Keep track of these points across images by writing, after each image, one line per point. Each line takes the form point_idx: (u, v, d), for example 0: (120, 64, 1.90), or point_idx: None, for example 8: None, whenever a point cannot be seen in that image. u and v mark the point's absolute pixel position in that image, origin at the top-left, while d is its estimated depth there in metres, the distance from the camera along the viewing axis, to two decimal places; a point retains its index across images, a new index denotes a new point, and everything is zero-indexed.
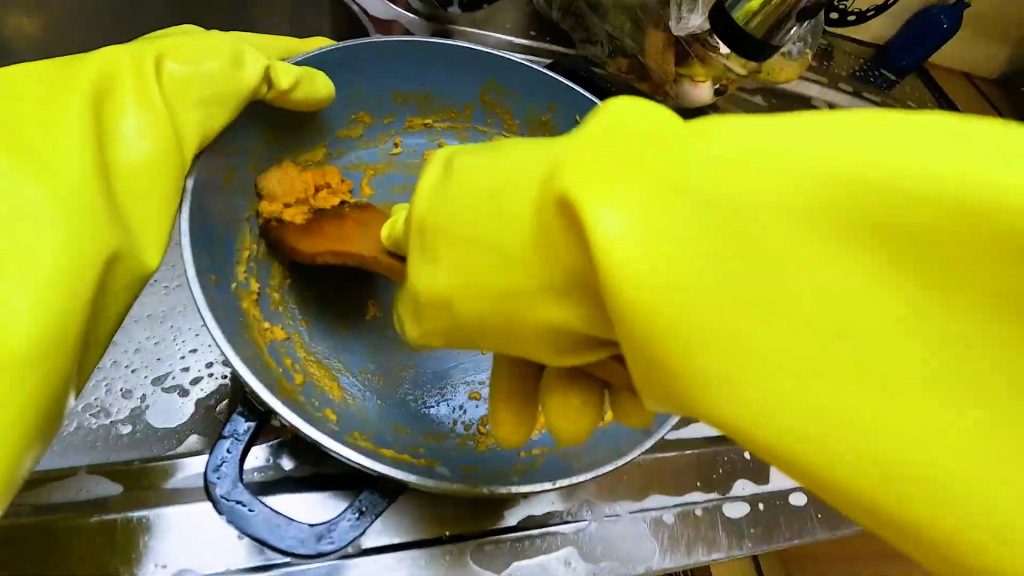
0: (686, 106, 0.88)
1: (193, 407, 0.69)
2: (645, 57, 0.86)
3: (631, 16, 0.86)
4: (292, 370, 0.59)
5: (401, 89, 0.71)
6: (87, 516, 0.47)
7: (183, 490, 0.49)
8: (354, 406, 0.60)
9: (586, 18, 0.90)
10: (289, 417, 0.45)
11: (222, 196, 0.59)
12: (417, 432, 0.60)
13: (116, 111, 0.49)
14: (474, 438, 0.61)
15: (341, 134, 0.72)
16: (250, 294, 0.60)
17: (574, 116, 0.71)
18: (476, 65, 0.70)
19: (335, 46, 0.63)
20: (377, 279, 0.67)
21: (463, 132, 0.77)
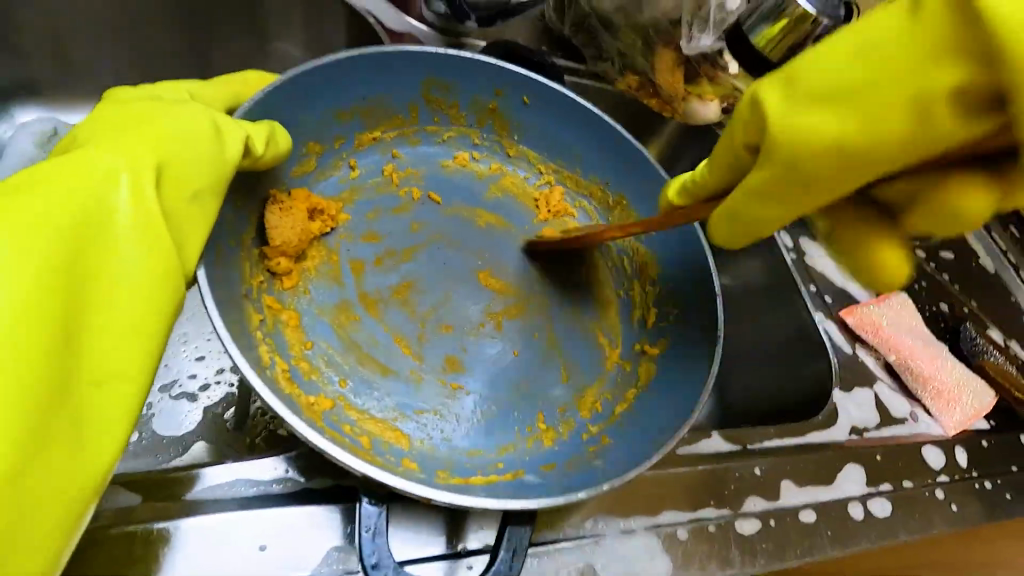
0: (694, 124, 0.90)
1: (202, 414, 0.69)
2: (655, 75, 0.88)
3: (641, 34, 0.87)
4: (349, 437, 0.55)
5: (347, 106, 0.66)
6: (106, 529, 0.44)
7: (200, 502, 0.47)
8: (427, 446, 0.58)
9: (597, 35, 0.91)
10: (380, 475, 0.44)
11: (219, 279, 0.52)
12: (489, 450, 0.60)
13: (106, 221, 0.40)
14: (539, 436, 0.62)
15: (297, 171, 0.67)
16: (283, 371, 0.57)
17: (523, 97, 0.71)
18: (412, 65, 0.67)
19: (289, 74, 0.58)
20: (392, 315, 0.64)
21: (414, 135, 0.74)
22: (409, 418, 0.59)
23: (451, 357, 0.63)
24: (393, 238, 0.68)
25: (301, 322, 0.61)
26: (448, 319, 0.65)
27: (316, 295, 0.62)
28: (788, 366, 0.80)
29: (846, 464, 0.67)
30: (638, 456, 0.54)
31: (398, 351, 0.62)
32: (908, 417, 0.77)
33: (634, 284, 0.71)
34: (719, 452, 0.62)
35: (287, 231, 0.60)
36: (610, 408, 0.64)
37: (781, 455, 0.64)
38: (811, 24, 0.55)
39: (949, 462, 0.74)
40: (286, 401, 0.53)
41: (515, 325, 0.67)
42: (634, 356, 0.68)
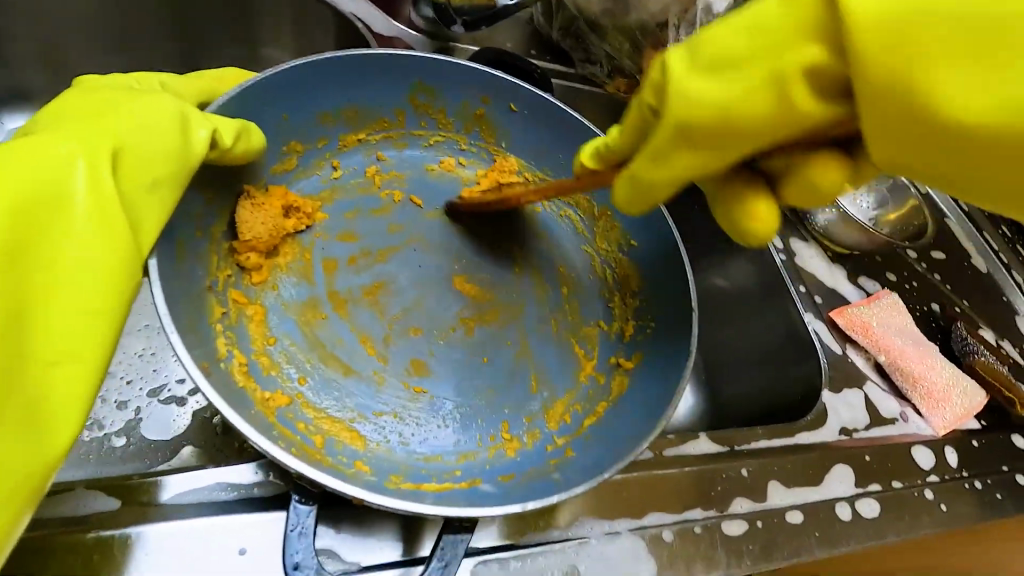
0: None
1: (190, 419, 0.69)
2: (643, 76, 0.89)
3: (628, 37, 0.88)
4: (299, 438, 0.54)
5: (330, 107, 0.67)
6: (84, 534, 0.44)
7: (177, 508, 0.47)
8: (383, 449, 0.58)
9: (584, 37, 0.91)
10: (323, 480, 0.43)
11: (181, 271, 0.53)
12: (448, 456, 0.59)
13: (54, 203, 0.40)
14: (502, 445, 0.61)
15: (277, 169, 0.67)
16: (240, 365, 0.56)
17: (509, 105, 0.72)
18: (398, 71, 0.68)
19: (264, 73, 0.58)
20: (360, 313, 0.64)
21: (400, 140, 0.75)
22: (367, 420, 0.59)
23: (416, 362, 0.63)
24: (370, 238, 0.69)
25: (267, 317, 0.61)
26: (418, 322, 0.65)
27: (285, 291, 0.63)
28: (777, 366, 0.80)
29: (835, 464, 0.67)
30: (596, 467, 0.52)
31: (363, 351, 0.62)
32: (898, 418, 0.77)
33: (614, 295, 0.71)
34: (706, 453, 0.62)
35: (256, 224, 0.61)
36: (578, 421, 0.63)
37: (769, 456, 0.64)
38: None
39: (939, 462, 0.74)
40: (238, 397, 0.54)
41: (488, 331, 0.67)
42: (609, 368, 0.67)
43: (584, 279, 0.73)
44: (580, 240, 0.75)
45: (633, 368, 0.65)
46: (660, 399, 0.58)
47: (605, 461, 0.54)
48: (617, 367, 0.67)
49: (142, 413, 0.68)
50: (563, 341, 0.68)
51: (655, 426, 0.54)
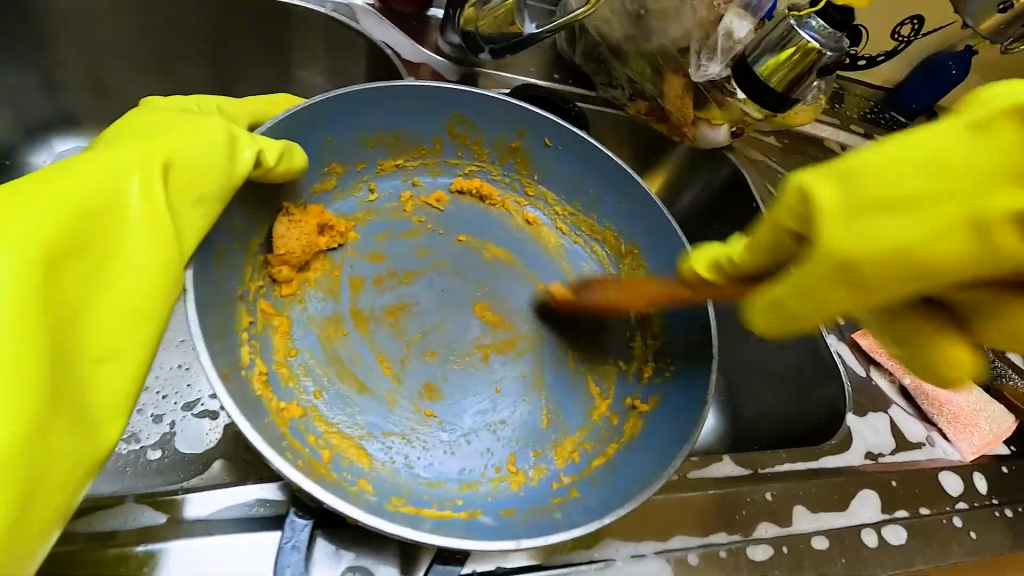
0: (704, 147, 0.93)
1: (222, 433, 0.71)
2: (664, 100, 0.90)
3: (651, 63, 0.89)
4: (300, 455, 0.54)
5: (371, 133, 0.70)
6: (133, 546, 0.46)
7: (217, 523, 0.49)
8: (388, 469, 0.57)
9: (607, 62, 0.93)
10: (333, 501, 0.43)
11: (216, 279, 0.55)
12: (451, 484, 0.58)
13: (111, 212, 0.42)
14: (506, 478, 0.60)
15: (316, 189, 0.69)
16: (259, 373, 0.57)
17: (545, 140, 0.73)
18: (440, 101, 0.70)
19: (312, 99, 0.60)
20: (379, 333, 0.64)
21: (436, 167, 0.77)
22: (375, 439, 0.59)
23: (429, 385, 0.63)
24: (397, 260, 0.70)
25: (291, 329, 0.62)
26: (435, 346, 0.65)
27: (310, 306, 0.64)
28: (800, 388, 0.80)
29: (860, 490, 0.67)
30: (604, 509, 0.51)
31: (379, 370, 0.62)
32: (924, 442, 0.76)
33: (636, 335, 0.71)
34: (730, 476, 0.62)
35: (290, 240, 0.63)
36: (586, 460, 0.62)
37: (793, 480, 0.64)
38: (815, 57, 0.56)
39: (967, 489, 0.73)
40: (253, 405, 0.54)
41: (504, 360, 0.66)
42: (623, 409, 0.66)
43: None
44: (605, 276, 0.76)
45: (647, 410, 0.64)
46: (684, 425, 0.58)
47: (610, 502, 0.53)
48: (632, 409, 0.66)
49: (176, 427, 0.70)
50: (576, 375, 0.68)
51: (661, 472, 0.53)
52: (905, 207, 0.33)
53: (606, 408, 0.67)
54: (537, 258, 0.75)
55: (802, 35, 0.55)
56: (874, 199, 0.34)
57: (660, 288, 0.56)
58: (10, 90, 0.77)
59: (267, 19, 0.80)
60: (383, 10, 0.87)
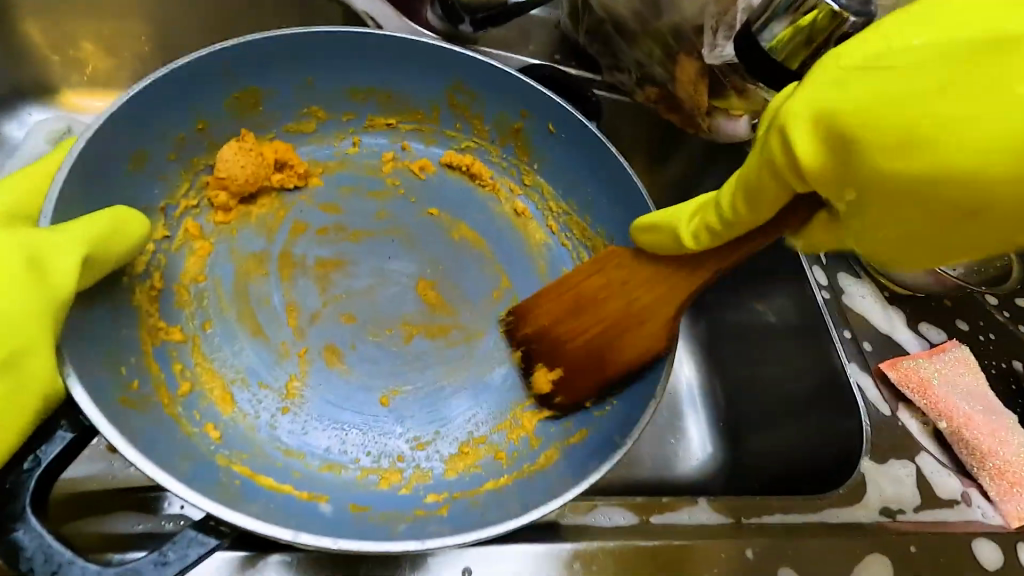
0: (718, 140, 0.83)
1: None
2: (675, 85, 0.80)
3: (659, 42, 0.79)
4: (143, 381, 0.45)
5: (360, 85, 0.58)
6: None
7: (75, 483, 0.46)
8: (247, 423, 0.48)
9: (613, 42, 0.83)
10: (124, 451, 0.37)
11: (127, 183, 0.49)
12: (312, 459, 0.48)
13: None
14: (378, 472, 0.48)
15: (291, 128, 0.59)
16: (150, 288, 0.49)
17: (548, 126, 0.58)
18: (436, 63, 0.57)
19: (260, 37, 0.50)
20: (302, 286, 0.53)
21: (431, 136, 0.63)
22: (248, 387, 0.49)
23: (332, 351, 0.51)
24: (353, 216, 0.57)
25: (210, 256, 0.52)
26: (358, 310, 0.53)
27: (240, 239, 0.54)
28: (812, 420, 0.68)
29: (869, 553, 0.56)
30: (467, 525, 0.42)
31: (284, 320, 0.51)
32: (959, 501, 0.63)
33: None
34: (706, 525, 0.53)
35: (233, 168, 0.53)
36: (489, 473, 0.49)
37: (783, 535, 0.54)
38: (837, 24, 0.45)
39: (1008, 562, 0.60)
40: (118, 313, 0.46)
41: (430, 347, 0.53)
42: (551, 436, 0.52)
43: None
44: None
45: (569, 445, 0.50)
46: (608, 446, 0.46)
47: (476, 520, 0.43)
48: (563, 438, 0.51)
49: None
50: (512, 376, 0.53)
51: (521, 514, 0.42)
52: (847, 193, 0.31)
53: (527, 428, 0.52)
54: (501, 239, 0.60)
55: None
56: (862, 114, 0.29)
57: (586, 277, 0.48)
58: None
59: None
60: None
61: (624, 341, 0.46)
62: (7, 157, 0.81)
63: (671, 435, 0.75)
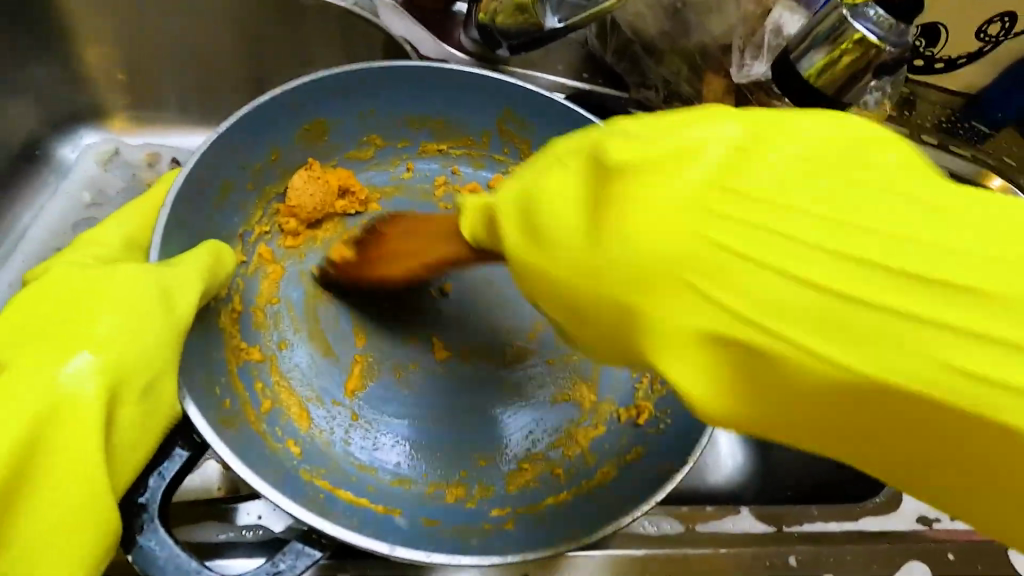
0: None
1: None
2: (702, 102, 0.82)
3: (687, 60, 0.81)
4: (233, 399, 0.47)
5: (415, 112, 0.62)
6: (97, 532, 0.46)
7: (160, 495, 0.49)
8: (323, 439, 0.50)
9: (641, 61, 0.86)
10: (234, 464, 0.39)
11: (212, 213, 0.52)
12: (383, 474, 0.50)
13: (81, 324, 0.38)
14: (444, 487, 0.50)
15: (351, 155, 0.62)
16: (232, 310, 0.51)
17: None
18: (489, 92, 0.60)
19: (336, 70, 0.54)
20: (365, 308, 0.55)
21: (480, 160, 0.66)
22: (322, 405, 0.51)
23: (397, 368, 0.53)
24: None
25: (282, 280, 0.56)
26: (419, 329, 0.55)
27: (309, 264, 0.57)
28: None
29: (906, 560, 0.58)
30: (540, 540, 0.44)
31: (351, 340, 0.54)
32: None
33: (644, 377, 0.57)
34: (748, 533, 0.55)
35: (305, 196, 0.57)
36: (550, 487, 0.51)
37: (825, 543, 0.55)
38: (873, 53, 0.48)
39: None
40: (206, 335, 0.48)
41: (485, 366, 0.55)
42: (605, 452, 0.53)
43: None
44: None
45: (628, 461, 0.51)
46: (671, 461, 0.48)
47: (547, 534, 0.45)
48: (617, 455, 0.52)
49: None
50: (564, 395, 0.55)
51: (593, 529, 0.44)
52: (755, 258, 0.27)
53: (583, 445, 0.53)
54: None
55: (856, 28, 0.47)
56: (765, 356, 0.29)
57: (444, 220, 0.47)
58: (42, 86, 0.80)
59: (285, 15, 0.79)
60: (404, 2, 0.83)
61: (393, 273, 0.50)
62: (64, 178, 0.85)
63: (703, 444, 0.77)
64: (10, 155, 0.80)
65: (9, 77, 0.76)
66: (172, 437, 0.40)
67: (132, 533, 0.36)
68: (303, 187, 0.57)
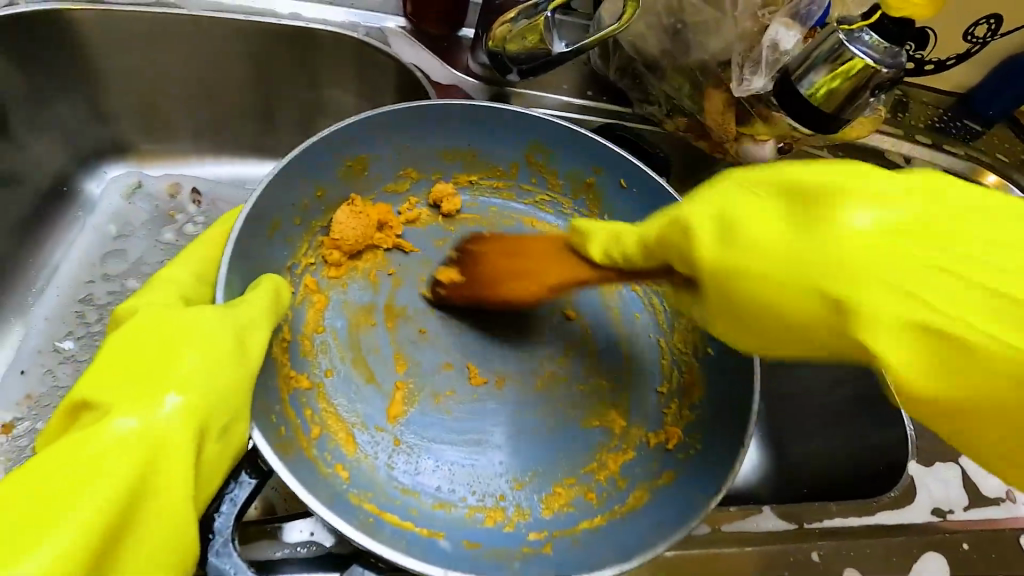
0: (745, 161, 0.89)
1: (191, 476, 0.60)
2: (704, 115, 0.85)
3: (688, 77, 0.85)
4: (286, 427, 0.49)
5: (451, 147, 0.66)
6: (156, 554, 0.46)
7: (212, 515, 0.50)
8: (368, 463, 0.52)
9: (644, 78, 0.89)
10: (296, 488, 0.42)
11: (263, 247, 0.54)
12: (425, 497, 0.51)
13: (168, 362, 0.41)
14: (483, 511, 0.52)
15: (388, 188, 0.65)
16: (283, 340, 0.53)
17: (619, 180, 0.68)
18: (523, 129, 0.66)
19: (387, 109, 0.58)
20: (404, 334, 0.57)
21: (508, 191, 0.72)
22: (367, 430, 0.53)
23: (435, 396, 0.55)
24: (444, 269, 0.63)
25: (326, 308, 0.57)
26: (455, 357, 0.57)
27: (351, 292, 0.59)
28: (853, 429, 0.73)
29: (925, 552, 0.60)
30: (581, 563, 0.45)
31: (393, 365, 0.56)
32: (1003, 498, 0.67)
33: (673, 402, 0.59)
34: (771, 532, 0.57)
35: (349, 228, 0.59)
36: (586, 510, 0.53)
37: (842, 538, 0.58)
38: (870, 74, 0.51)
39: None
40: (263, 365, 0.49)
41: (520, 392, 0.57)
42: (636, 476, 0.55)
43: (648, 365, 0.62)
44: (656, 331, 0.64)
45: (660, 484, 0.53)
46: (713, 471, 0.50)
47: (589, 558, 0.47)
48: (649, 478, 0.54)
49: None
50: (596, 419, 0.58)
51: (635, 551, 0.46)
52: (951, 274, 0.32)
53: (615, 470, 0.55)
54: None
55: (852, 51, 0.50)
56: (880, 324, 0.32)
57: (539, 243, 0.54)
58: (67, 123, 0.83)
59: (303, 48, 0.83)
60: (412, 32, 0.86)
61: (514, 286, 0.54)
62: (91, 213, 0.88)
63: None
64: (39, 192, 0.83)
65: (34, 117, 0.78)
66: (239, 465, 0.44)
67: (205, 555, 0.40)
68: (346, 224, 0.59)
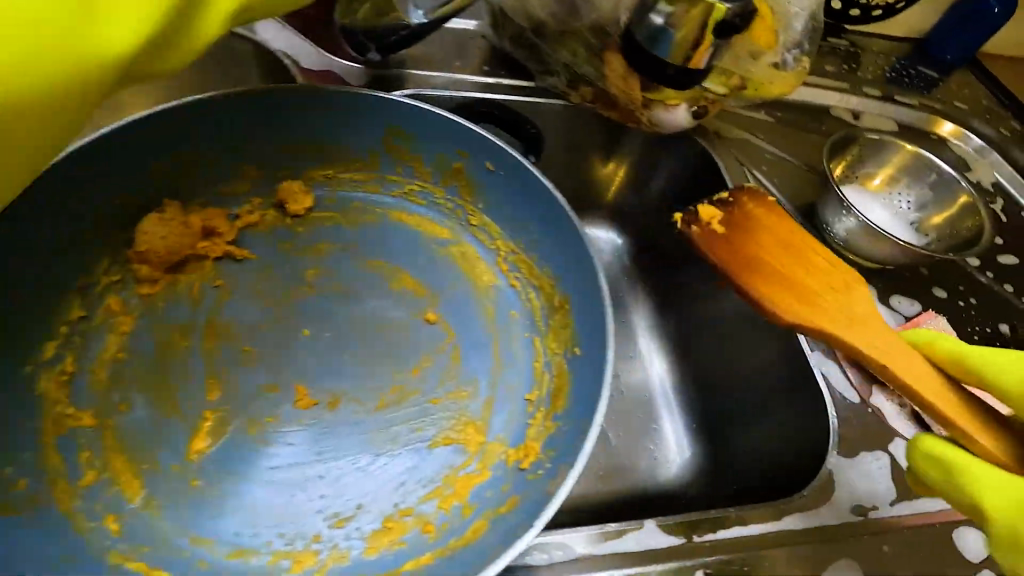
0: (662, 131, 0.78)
1: None
2: (603, 82, 0.76)
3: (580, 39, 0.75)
4: (32, 480, 0.43)
5: (297, 141, 0.59)
6: None
7: None
8: (153, 511, 0.44)
9: (537, 47, 0.81)
10: None
11: (41, 268, 0.48)
12: (220, 544, 0.44)
13: None
14: (291, 556, 0.44)
15: (225, 191, 0.58)
16: (60, 373, 0.48)
17: (485, 163, 0.60)
18: (371, 113, 0.59)
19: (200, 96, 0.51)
20: (224, 354, 0.51)
21: (373, 183, 0.64)
22: (159, 471, 0.45)
23: (251, 423, 0.48)
24: (284, 278, 0.56)
25: (131, 330, 0.51)
26: (283, 377, 0.50)
27: (165, 311, 0.52)
28: (782, 422, 0.65)
29: (840, 559, 0.53)
30: None
31: (201, 392, 0.48)
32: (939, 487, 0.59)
33: (540, 411, 0.53)
34: (652, 549, 0.50)
35: (156, 239, 0.52)
36: (420, 547, 0.45)
37: (742, 552, 0.51)
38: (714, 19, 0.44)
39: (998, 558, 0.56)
40: (16, 403, 0.45)
41: (356, 415, 0.50)
42: (486, 502, 0.48)
43: (514, 362, 0.57)
44: (531, 326, 0.59)
45: (504, 512, 0.45)
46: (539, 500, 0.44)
47: None
48: (496, 505, 0.47)
49: None
50: (447, 438, 0.51)
51: None
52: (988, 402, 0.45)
53: (463, 497, 0.48)
54: (446, 283, 0.60)
55: None
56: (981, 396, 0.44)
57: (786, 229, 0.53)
58: None
59: None
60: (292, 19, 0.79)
61: (769, 284, 0.50)
62: None
63: (650, 441, 0.74)
64: None
65: None
66: None
67: None
68: (155, 233, 0.52)
